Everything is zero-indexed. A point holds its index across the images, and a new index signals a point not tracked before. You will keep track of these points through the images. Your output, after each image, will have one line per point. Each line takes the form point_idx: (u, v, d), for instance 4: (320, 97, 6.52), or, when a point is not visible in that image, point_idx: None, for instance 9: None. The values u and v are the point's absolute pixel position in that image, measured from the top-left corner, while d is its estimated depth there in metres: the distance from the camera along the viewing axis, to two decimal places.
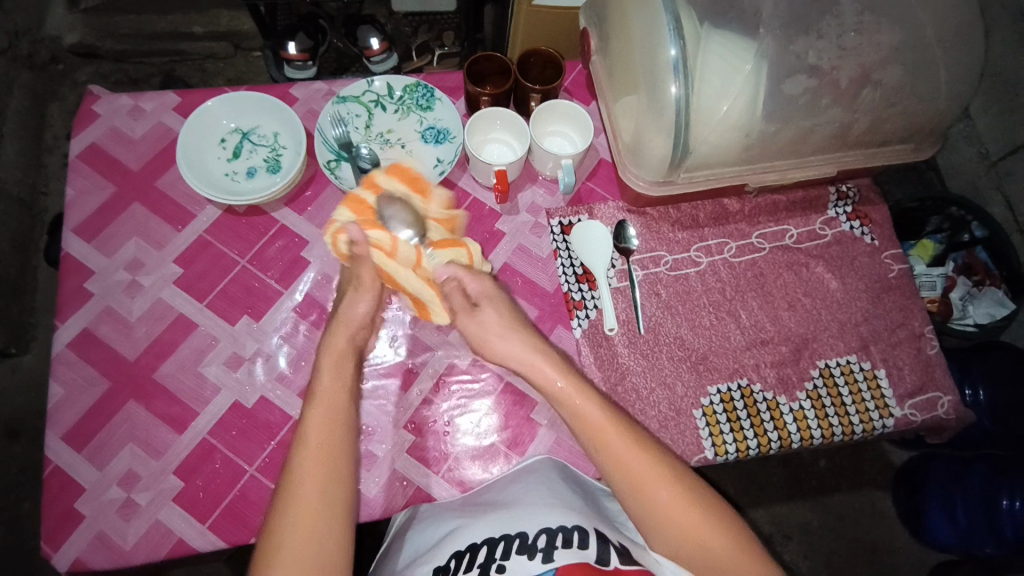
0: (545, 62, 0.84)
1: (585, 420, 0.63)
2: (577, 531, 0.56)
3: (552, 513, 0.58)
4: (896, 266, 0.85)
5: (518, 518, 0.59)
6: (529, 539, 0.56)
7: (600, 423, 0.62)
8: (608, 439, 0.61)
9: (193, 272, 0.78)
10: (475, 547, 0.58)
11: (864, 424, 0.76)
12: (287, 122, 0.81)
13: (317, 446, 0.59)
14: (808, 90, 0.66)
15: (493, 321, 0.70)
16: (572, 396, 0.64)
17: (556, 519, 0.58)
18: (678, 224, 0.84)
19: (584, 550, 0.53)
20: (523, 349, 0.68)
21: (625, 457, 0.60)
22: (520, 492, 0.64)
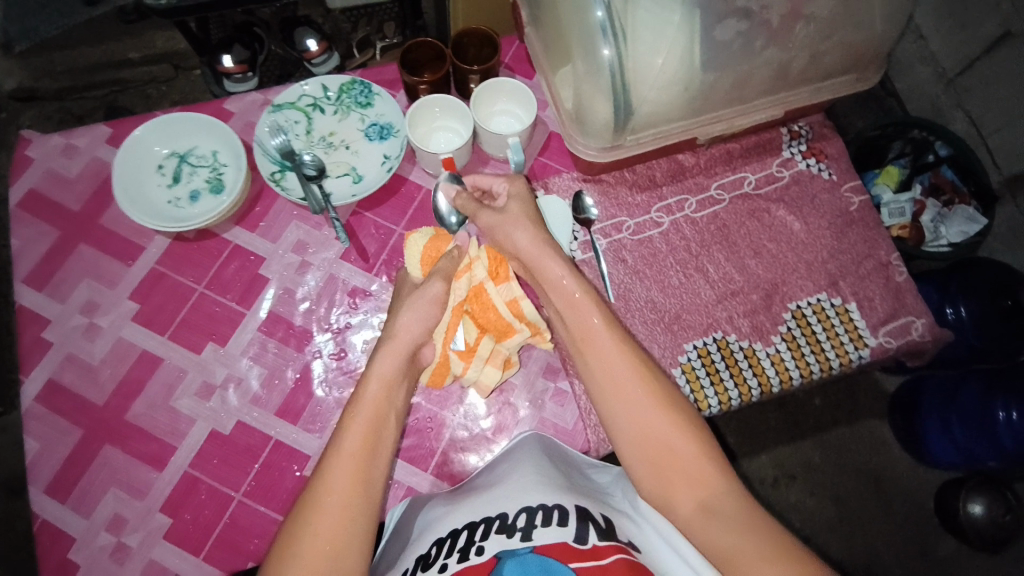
0: (480, 41, 0.81)
1: (574, 313, 0.63)
2: (557, 508, 0.56)
3: (533, 493, 0.58)
4: (857, 199, 0.84)
5: (499, 501, 0.59)
6: (508, 519, 0.56)
7: (594, 338, 0.61)
8: (594, 349, 0.61)
9: (150, 305, 0.76)
10: (455, 533, 0.58)
11: (841, 358, 0.77)
12: (223, 139, 0.79)
13: (351, 463, 0.54)
14: (740, 35, 0.64)
15: (517, 214, 0.67)
16: (574, 306, 0.63)
17: (537, 498, 0.58)
18: (636, 187, 0.84)
19: (564, 528, 0.53)
20: (534, 254, 0.65)
21: (602, 365, 0.61)
22: (505, 474, 0.64)
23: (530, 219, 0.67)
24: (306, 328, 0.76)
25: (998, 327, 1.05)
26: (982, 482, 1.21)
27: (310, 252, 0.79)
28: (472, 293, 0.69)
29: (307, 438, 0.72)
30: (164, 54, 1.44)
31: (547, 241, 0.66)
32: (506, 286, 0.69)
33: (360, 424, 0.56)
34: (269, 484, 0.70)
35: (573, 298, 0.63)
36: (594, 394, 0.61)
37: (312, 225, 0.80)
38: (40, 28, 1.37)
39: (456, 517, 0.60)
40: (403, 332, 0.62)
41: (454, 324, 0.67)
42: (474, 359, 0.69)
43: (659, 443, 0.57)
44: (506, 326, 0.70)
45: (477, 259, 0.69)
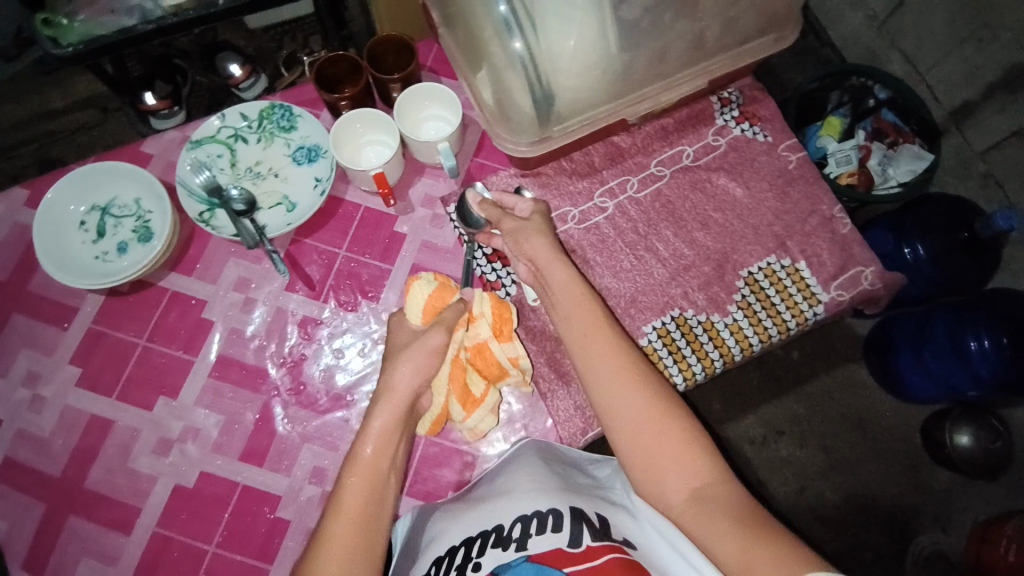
0: (397, 47, 0.79)
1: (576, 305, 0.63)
2: (552, 513, 0.56)
3: (527, 500, 0.58)
4: (795, 156, 0.84)
5: (495, 512, 0.58)
6: (503, 532, 0.55)
7: (593, 350, 0.60)
8: (597, 358, 0.59)
9: (94, 367, 0.73)
10: (453, 550, 0.57)
11: (796, 317, 0.78)
12: (145, 184, 0.76)
13: (347, 530, 0.52)
14: (647, 11, 0.63)
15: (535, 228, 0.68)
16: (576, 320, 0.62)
17: (530, 505, 0.57)
18: (576, 175, 0.83)
19: (558, 534, 0.53)
20: (541, 262, 0.66)
21: (599, 364, 0.59)
22: (502, 484, 0.63)
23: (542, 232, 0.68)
24: (260, 366, 0.74)
25: (961, 261, 1.07)
26: (966, 411, 1.24)
27: (253, 287, 0.77)
28: (476, 350, 0.68)
29: (274, 478, 0.70)
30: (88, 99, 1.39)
31: (557, 253, 0.66)
32: (511, 344, 0.69)
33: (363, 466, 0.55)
34: (244, 530, 0.68)
35: (579, 309, 0.62)
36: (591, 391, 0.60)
37: (251, 260, 0.78)
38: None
39: (457, 528, 0.59)
40: (399, 386, 0.60)
41: (456, 376, 0.65)
42: (478, 408, 0.67)
43: (652, 435, 0.55)
44: (502, 373, 0.69)
45: (482, 315, 0.67)
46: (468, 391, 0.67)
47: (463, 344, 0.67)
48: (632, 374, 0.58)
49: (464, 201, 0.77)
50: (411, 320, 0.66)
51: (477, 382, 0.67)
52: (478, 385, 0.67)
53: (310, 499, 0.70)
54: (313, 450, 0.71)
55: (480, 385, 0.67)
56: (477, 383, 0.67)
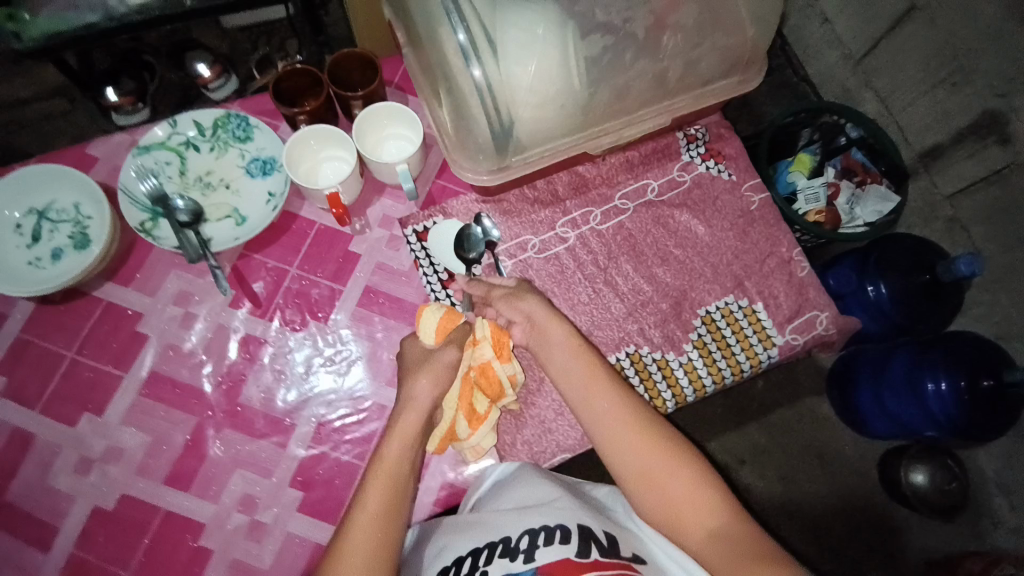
0: (361, 64, 0.78)
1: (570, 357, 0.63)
2: (560, 526, 0.54)
3: (534, 514, 0.56)
4: (757, 197, 0.84)
5: (503, 523, 0.57)
6: (511, 543, 0.54)
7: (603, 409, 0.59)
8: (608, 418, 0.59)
9: (16, 377, 0.69)
10: (460, 559, 0.56)
11: (751, 360, 0.78)
12: (85, 189, 0.72)
13: (367, 537, 0.52)
14: (607, 49, 0.63)
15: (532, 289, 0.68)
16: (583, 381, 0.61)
17: (538, 519, 0.55)
18: (538, 204, 0.81)
19: (566, 545, 0.52)
20: (538, 320, 0.66)
21: (600, 413, 0.59)
22: (506, 498, 0.61)
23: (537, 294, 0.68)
24: (195, 384, 0.71)
25: (925, 304, 1.05)
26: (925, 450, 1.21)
27: (195, 301, 0.74)
28: (479, 372, 0.66)
29: (201, 504, 0.67)
30: None
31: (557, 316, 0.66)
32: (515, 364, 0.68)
33: (385, 470, 0.56)
34: (164, 558, 0.65)
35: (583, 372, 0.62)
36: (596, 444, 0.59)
37: (195, 273, 0.75)
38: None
39: (463, 539, 0.58)
40: (414, 408, 0.60)
41: (463, 394, 0.65)
42: (482, 426, 0.67)
43: (662, 481, 0.55)
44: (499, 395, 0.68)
45: (484, 339, 0.66)
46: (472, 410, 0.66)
47: (469, 364, 0.66)
48: (642, 430, 0.57)
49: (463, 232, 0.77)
50: (421, 340, 0.65)
51: (483, 401, 0.67)
52: (483, 404, 0.67)
53: (238, 527, 0.67)
54: (245, 475, 0.68)
55: (485, 404, 0.67)
56: (483, 400, 0.67)
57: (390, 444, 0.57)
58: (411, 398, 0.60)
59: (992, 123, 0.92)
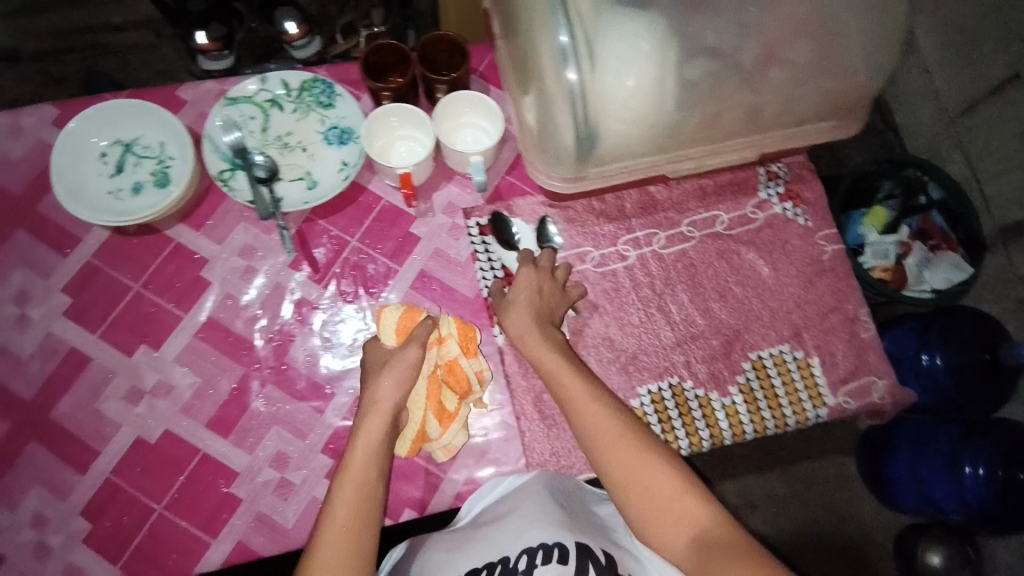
0: (451, 48, 0.77)
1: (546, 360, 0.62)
2: (557, 544, 0.54)
3: (534, 530, 0.56)
4: (830, 248, 0.81)
5: (500, 541, 0.57)
6: (509, 562, 0.55)
7: (589, 414, 0.57)
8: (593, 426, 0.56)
9: (83, 301, 0.72)
10: None
11: (797, 415, 0.75)
12: (171, 128, 0.74)
13: (340, 544, 0.50)
14: (709, 75, 0.60)
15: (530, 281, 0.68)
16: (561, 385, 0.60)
17: (537, 537, 0.56)
18: (604, 217, 0.80)
19: (564, 566, 0.52)
20: (522, 323, 0.65)
21: (584, 418, 0.58)
22: (506, 514, 0.61)
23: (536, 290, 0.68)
24: (246, 336, 0.73)
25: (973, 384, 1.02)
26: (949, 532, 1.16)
27: (257, 257, 0.75)
28: (447, 370, 0.63)
29: (235, 453, 0.69)
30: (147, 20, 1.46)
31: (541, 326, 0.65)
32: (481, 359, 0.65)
33: (355, 476, 0.53)
34: (193, 498, 0.67)
35: (561, 374, 0.60)
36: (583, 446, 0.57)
37: (261, 229, 0.76)
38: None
39: (461, 558, 0.59)
40: (383, 397, 0.57)
41: (430, 393, 0.62)
42: (453, 423, 0.64)
43: (647, 484, 0.53)
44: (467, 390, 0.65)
45: (450, 335, 0.64)
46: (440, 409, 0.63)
47: (434, 362, 0.63)
48: (623, 436, 0.55)
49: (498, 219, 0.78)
50: (386, 342, 0.62)
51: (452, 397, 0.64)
52: (453, 402, 0.64)
53: (267, 482, 0.68)
54: (280, 433, 0.70)
55: (454, 402, 0.64)
56: (449, 398, 0.64)
57: (358, 447, 0.55)
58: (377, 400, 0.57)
59: None
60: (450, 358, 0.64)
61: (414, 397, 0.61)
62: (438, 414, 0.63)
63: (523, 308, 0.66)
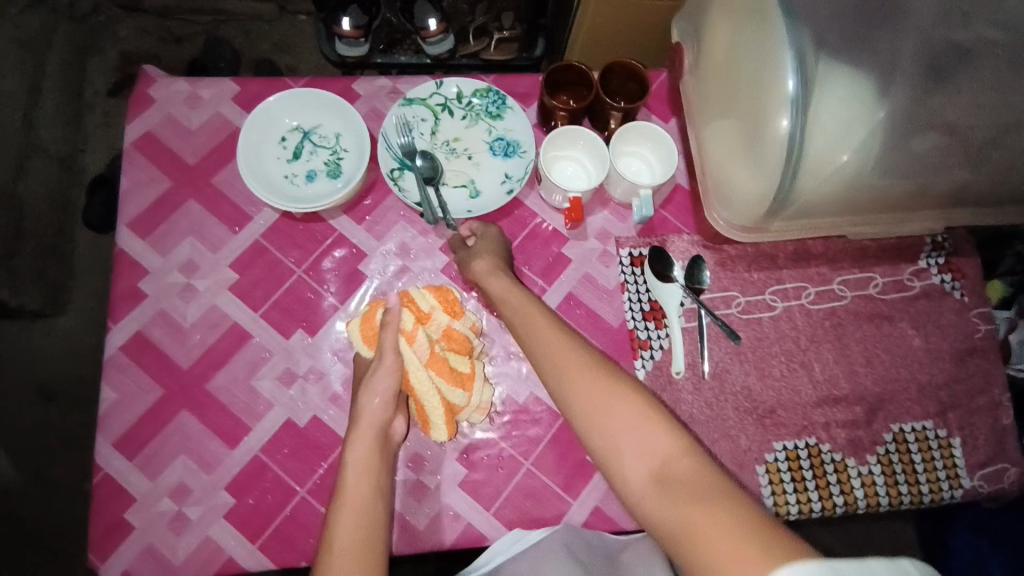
0: (627, 74, 0.77)
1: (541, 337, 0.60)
2: None
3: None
4: (984, 326, 0.79)
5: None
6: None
7: (594, 393, 0.54)
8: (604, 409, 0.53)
9: (248, 278, 0.74)
10: None
11: (933, 493, 0.73)
12: (352, 123, 0.76)
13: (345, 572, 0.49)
14: (937, 148, 0.59)
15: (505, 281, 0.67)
16: (564, 365, 0.57)
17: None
18: (755, 264, 0.79)
19: None
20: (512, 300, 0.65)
21: (585, 397, 0.55)
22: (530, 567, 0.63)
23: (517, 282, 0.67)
24: None
25: None
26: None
27: (413, 257, 0.77)
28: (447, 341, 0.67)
29: None
30: None
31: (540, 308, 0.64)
32: (465, 317, 0.69)
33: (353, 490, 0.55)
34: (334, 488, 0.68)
35: (564, 352, 0.58)
36: (585, 429, 0.54)
37: (419, 230, 0.78)
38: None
39: None
40: (372, 410, 0.61)
41: (437, 369, 0.65)
42: (473, 382, 0.67)
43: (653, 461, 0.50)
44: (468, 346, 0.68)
45: (431, 311, 0.67)
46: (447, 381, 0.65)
47: (426, 344, 0.65)
48: (628, 402, 0.53)
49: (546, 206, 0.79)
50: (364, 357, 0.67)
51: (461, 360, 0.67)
52: (461, 363, 0.67)
53: (404, 482, 0.70)
54: (420, 435, 0.71)
55: (463, 362, 0.67)
56: (459, 361, 0.67)
57: (355, 477, 0.56)
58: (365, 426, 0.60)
59: None
60: (443, 329, 0.67)
61: (422, 383, 0.64)
62: (456, 382, 0.66)
63: (511, 286, 0.66)
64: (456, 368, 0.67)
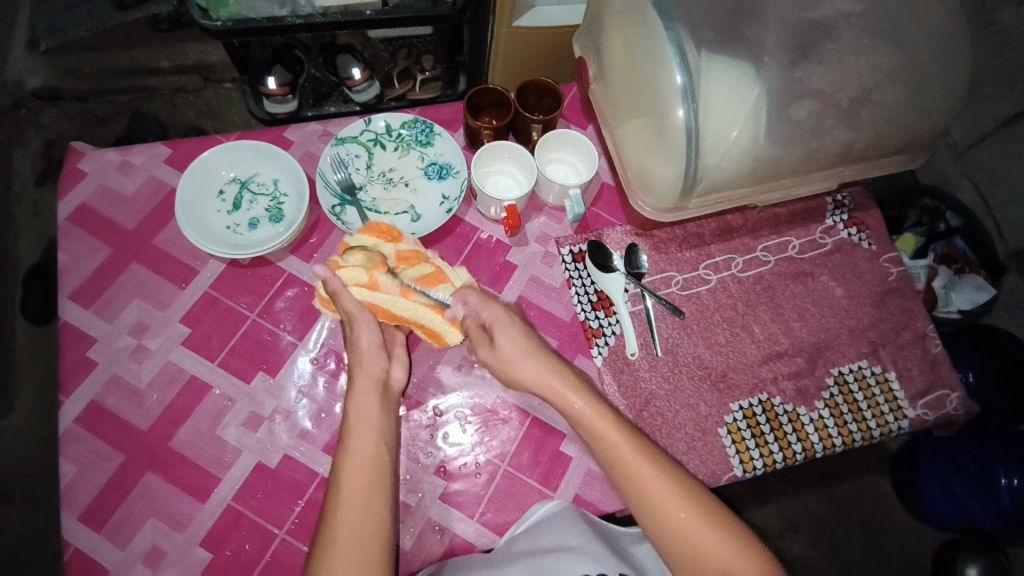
0: (542, 91, 0.84)
1: (595, 433, 0.67)
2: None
3: (576, 563, 0.63)
4: (895, 269, 0.87)
5: (545, 567, 0.63)
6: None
7: (626, 456, 0.65)
8: (633, 464, 0.65)
9: (201, 330, 0.75)
10: None
11: (882, 428, 0.79)
12: (288, 168, 0.79)
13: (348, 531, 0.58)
14: (813, 113, 0.66)
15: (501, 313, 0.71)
16: (598, 426, 0.67)
17: (582, 568, 0.63)
18: (685, 244, 0.86)
19: None
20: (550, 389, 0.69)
21: (650, 486, 0.64)
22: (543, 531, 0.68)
23: (530, 351, 0.70)
24: None
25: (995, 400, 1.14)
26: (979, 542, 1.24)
27: None
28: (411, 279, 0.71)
29: None
30: (196, 65, 1.53)
31: (554, 367, 0.69)
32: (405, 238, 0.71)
33: (356, 458, 0.63)
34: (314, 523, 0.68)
35: (592, 417, 0.67)
36: (644, 513, 0.64)
37: None
38: (71, 30, 1.51)
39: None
40: (369, 361, 0.68)
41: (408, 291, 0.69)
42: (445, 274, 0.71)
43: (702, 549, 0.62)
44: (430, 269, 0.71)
45: (374, 252, 0.69)
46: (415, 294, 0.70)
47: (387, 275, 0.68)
48: (687, 498, 0.64)
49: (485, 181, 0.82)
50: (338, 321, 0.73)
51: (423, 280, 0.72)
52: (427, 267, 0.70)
53: None
54: None
55: (428, 266, 0.71)
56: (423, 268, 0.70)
57: (360, 440, 0.63)
58: (365, 387, 0.67)
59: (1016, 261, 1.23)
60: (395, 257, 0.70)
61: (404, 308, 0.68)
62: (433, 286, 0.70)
63: (529, 351, 0.69)
64: (426, 276, 0.70)
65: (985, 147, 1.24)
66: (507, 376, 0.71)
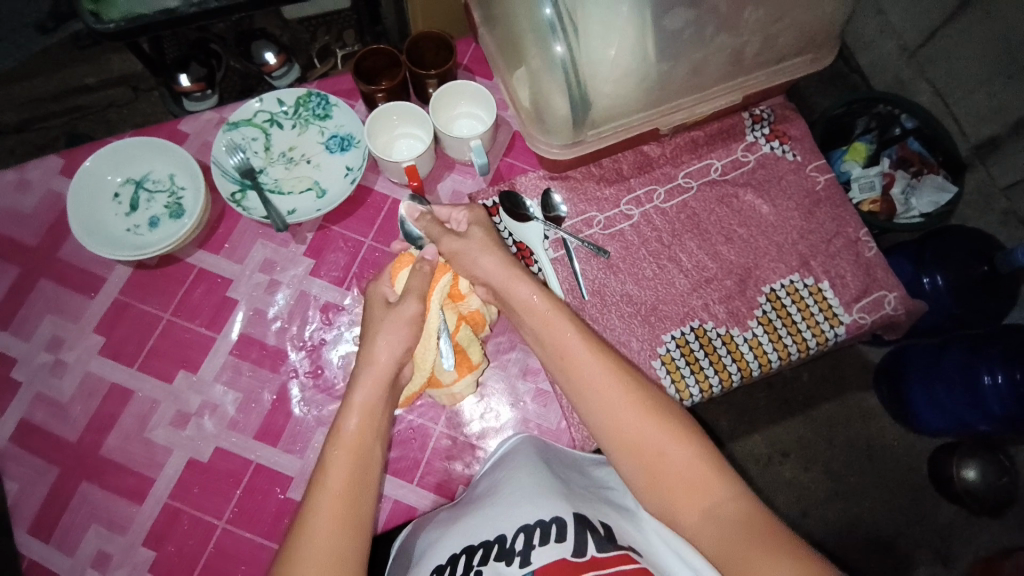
0: (436, 44, 0.81)
1: (540, 329, 0.62)
2: (555, 522, 0.52)
3: (529, 508, 0.55)
4: (823, 177, 0.85)
5: (496, 521, 0.55)
6: (506, 543, 0.52)
7: (566, 345, 0.60)
8: (573, 360, 0.59)
9: (117, 336, 0.74)
10: (453, 559, 0.55)
11: (817, 338, 0.78)
12: (179, 160, 0.77)
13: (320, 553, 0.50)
14: (689, 23, 0.64)
15: (477, 241, 0.67)
16: (549, 320, 0.62)
17: (534, 514, 0.54)
18: (603, 181, 0.83)
19: (561, 543, 0.50)
20: (499, 276, 0.65)
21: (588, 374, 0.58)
22: (501, 482, 0.60)
23: (490, 248, 0.67)
24: (279, 347, 0.74)
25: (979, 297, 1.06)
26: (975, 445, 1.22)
27: (278, 270, 0.77)
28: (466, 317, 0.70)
29: (288, 459, 0.70)
30: (122, 77, 1.47)
31: (512, 265, 0.66)
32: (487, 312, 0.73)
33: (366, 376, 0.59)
34: (253, 509, 0.68)
35: (544, 315, 0.62)
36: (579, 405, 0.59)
37: (278, 243, 0.79)
38: None
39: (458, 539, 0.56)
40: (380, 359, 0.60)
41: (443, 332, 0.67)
42: (469, 371, 0.69)
43: (652, 450, 0.54)
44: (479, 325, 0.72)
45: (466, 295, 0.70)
46: (456, 316, 0.69)
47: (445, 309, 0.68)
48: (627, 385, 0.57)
49: (375, 129, 0.79)
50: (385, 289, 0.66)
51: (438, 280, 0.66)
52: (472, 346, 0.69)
53: None
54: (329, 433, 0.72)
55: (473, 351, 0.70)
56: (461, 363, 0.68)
57: (356, 391, 0.58)
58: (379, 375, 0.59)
59: (990, 148, 1.11)
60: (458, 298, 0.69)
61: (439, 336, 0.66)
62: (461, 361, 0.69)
63: (487, 240, 0.67)
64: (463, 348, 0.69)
65: (937, 44, 1.14)
66: (469, 270, 0.67)
